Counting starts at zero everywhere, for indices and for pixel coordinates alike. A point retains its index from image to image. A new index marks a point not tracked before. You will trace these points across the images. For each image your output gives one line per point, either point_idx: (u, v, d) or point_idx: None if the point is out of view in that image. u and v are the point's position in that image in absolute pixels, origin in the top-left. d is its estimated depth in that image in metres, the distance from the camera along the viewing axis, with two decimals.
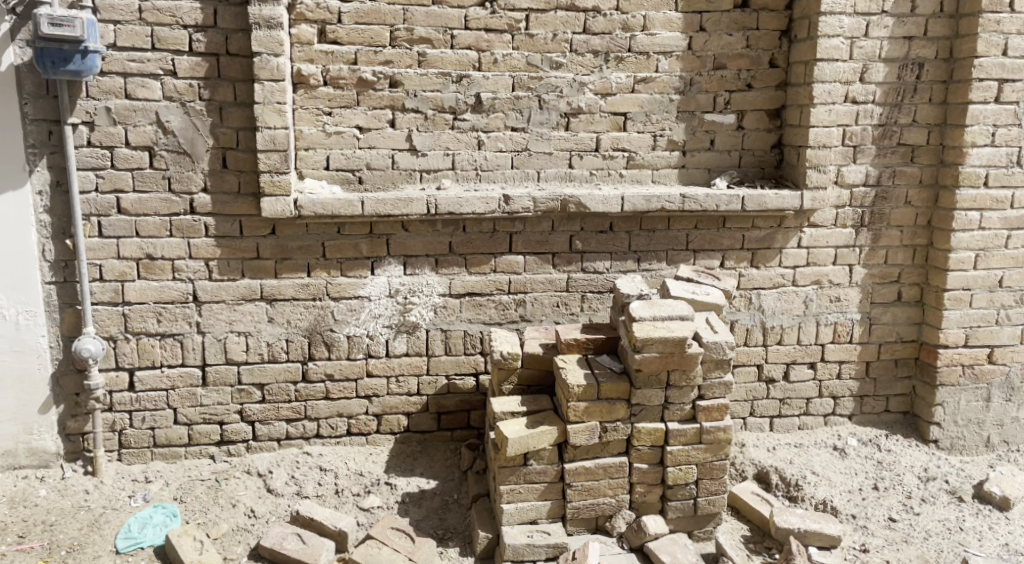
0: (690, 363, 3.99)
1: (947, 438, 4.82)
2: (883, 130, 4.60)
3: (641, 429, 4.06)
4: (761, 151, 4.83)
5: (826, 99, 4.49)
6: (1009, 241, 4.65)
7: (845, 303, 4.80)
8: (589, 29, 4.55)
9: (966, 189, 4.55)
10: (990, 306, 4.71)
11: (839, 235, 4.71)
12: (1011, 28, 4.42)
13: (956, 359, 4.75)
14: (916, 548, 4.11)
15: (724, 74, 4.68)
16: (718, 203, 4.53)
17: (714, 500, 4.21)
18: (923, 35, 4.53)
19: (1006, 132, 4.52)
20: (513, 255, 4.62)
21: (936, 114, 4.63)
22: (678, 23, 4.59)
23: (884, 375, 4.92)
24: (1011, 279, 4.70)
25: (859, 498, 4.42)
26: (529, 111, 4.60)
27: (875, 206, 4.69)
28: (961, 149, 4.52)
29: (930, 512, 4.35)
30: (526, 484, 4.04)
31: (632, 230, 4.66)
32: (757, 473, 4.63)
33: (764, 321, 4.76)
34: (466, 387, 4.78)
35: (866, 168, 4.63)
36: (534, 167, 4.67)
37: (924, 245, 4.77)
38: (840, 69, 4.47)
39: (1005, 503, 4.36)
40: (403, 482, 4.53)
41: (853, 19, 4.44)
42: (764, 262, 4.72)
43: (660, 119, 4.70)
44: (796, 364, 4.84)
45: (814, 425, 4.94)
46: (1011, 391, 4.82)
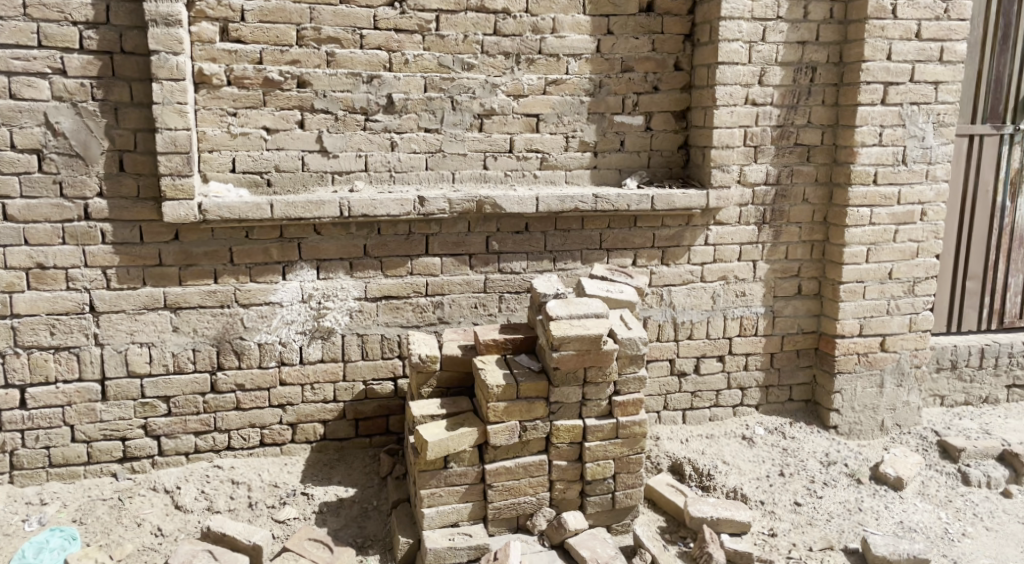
0: (606, 359, 4.05)
1: (845, 424, 5.07)
2: (781, 131, 4.80)
3: (560, 426, 4.11)
4: (669, 152, 4.97)
5: (728, 101, 4.65)
6: (897, 236, 4.91)
7: (750, 298, 4.99)
8: (499, 31, 4.58)
9: (857, 187, 4.79)
10: (881, 297, 4.97)
11: (743, 232, 4.89)
12: (894, 34, 4.67)
13: (852, 348, 4.99)
14: (819, 530, 4.33)
15: (632, 77, 4.79)
16: (630, 202, 4.63)
17: (632, 494, 4.30)
18: (816, 41, 4.76)
19: (892, 132, 4.78)
20: (430, 257, 4.59)
21: (829, 116, 4.86)
22: (586, 25, 4.67)
23: (787, 366, 5.14)
24: (899, 271, 4.96)
25: (767, 485, 4.61)
26: (442, 112, 4.59)
27: (775, 205, 4.89)
28: (851, 149, 4.76)
29: (831, 495, 4.57)
30: (446, 487, 4.04)
31: (547, 231, 4.71)
32: (672, 465, 4.77)
33: (675, 317, 4.90)
34: (384, 393, 4.72)
35: (766, 167, 4.82)
36: (448, 169, 4.66)
37: (820, 241, 5.00)
38: (740, 72, 4.64)
39: (898, 483, 4.62)
40: (320, 491, 4.43)
41: (751, 24, 4.62)
42: (674, 260, 4.85)
43: (571, 121, 4.77)
44: (706, 358, 5.00)
45: (724, 416, 5.11)
46: (902, 376, 5.09)
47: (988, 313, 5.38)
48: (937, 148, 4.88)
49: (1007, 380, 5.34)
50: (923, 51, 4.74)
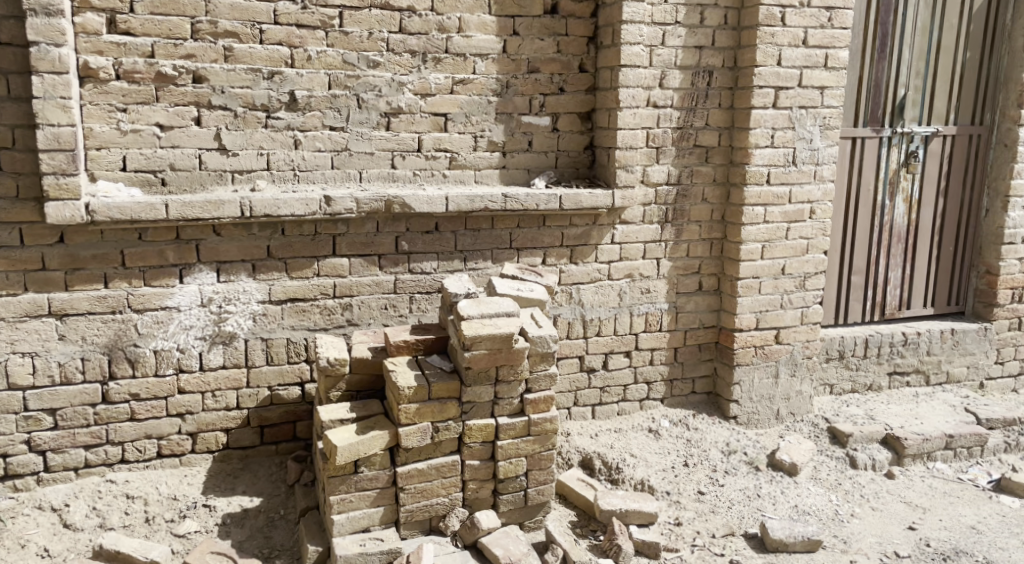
0: (517, 357, 4.07)
1: (745, 414, 5.28)
2: (681, 132, 4.94)
3: (472, 426, 4.11)
4: (575, 152, 5.04)
5: (631, 103, 4.76)
6: (789, 233, 5.13)
7: (655, 294, 5.12)
8: (404, 29, 4.53)
9: (751, 187, 4.96)
10: (775, 292, 5.18)
11: (647, 231, 5.01)
12: (784, 40, 4.86)
13: (749, 341, 5.19)
14: (721, 517, 4.50)
15: (538, 78, 4.84)
16: (538, 202, 4.67)
17: (543, 490, 4.34)
18: (712, 45, 4.91)
19: (783, 134, 4.97)
20: (337, 257, 4.50)
21: (725, 118, 5.02)
22: (492, 26, 4.69)
23: (690, 360, 5.30)
24: (791, 267, 5.18)
25: (672, 476, 4.75)
26: (347, 110, 4.51)
27: (677, 204, 5.03)
28: (746, 150, 4.93)
29: (732, 483, 4.75)
30: (356, 492, 3.97)
31: (457, 230, 4.70)
32: (582, 460, 4.85)
33: (584, 314, 4.98)
34: (291, 398, 4.59)
35: (668, 168, 4.96)
36: (355, 168, 4.58)
37: (719, 238, 5.17)
38: (642, 75, 4.75)
39: (793, 469, 4.85)
40: (223, 502, 4.26)
41: (651, 28, 4.74)
42: (582, 258, 4.93)
43: (478, 120, 4.78)
44: (613, 354, 5.11)
45: (632, 410, 5.24)
46: (796, 366, 5.33)
47: (871, 305, 5.70)
48: (824, 149, 5.11)
49: (889, 368, 5.65)
50: (810, 57, 4.94)
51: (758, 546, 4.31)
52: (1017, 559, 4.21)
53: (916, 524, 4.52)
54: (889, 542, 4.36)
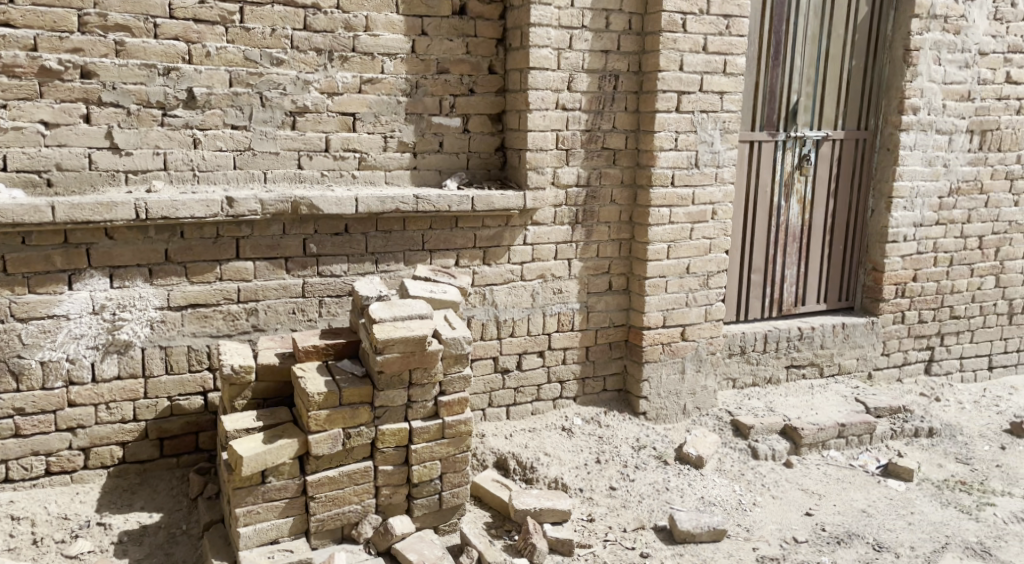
0: (431, 360, 4.03)
1: (653, 410, 5.40)
2: (589, 135, 5.00)
3: (385, 431, 4.05)
4: (486, 154, 5.04)
5: (540, 106, 4.79)
6: (693, 233, 5.27)
7: (566, 294, 5.18)
8: (309, 26, 4.42)
9: (657, 189, 5.08)
10: (680, 290, 5.32)
11: (558, 232, 5.06)
12: (685, 46, 4.97)
13: (657, 339, 5.31)
14: (632, 511, 4.60)
15: (447, 79, 4.82)
16: (450, 203, 4.64)
17: (458, 493, 4.32)
18: (618, 50, 4.98)
19: (686, 138, 5.10)
20: (241, 261, 4.34)
21: (631, 121, 5.11)
22: (399, 25, 4.63)
23: (601, 358, 5.39)
24: (696, 266, 5.33)
25: (585, 473, 4.82)
26: (249, 108, 4.37)
27: (586, 205, 5.10)
28: (652, 153, 5.03)
29: (642, 477, 4.86)
30: (264, 503, 3.85)
31: (367, 232, 4.62)
32: (497, 461, 4.86)
33: (497, 315, 5.00)
34: (193, 408, 4.40)
35: (577, 169, 5.02)
36: (259, 168, 4.44)
37: (627, 239, 5.26)
38: (550, 78, 4.79)
39: (699, 462, 5.00)
40: (119, 520, 4.05)
41: (558, 31, 4.78)
42: (494, 259, 4.94)
43: (388, 120, 4.71)
44: (527, 354, 5.14)
45: (545, 409, 5.28)
46: (701, 362, 5.50)
47: (769, 301, 5.96)
48: (724, 152, 5.26)
49: (786, 361, 5.91)
50: (710, 63, 5.07)
51: (666, 538, 4.42)
52: (903, 539, 4.48)
53: (813, 510, 4.74)
54: (788, 528, 4.56)
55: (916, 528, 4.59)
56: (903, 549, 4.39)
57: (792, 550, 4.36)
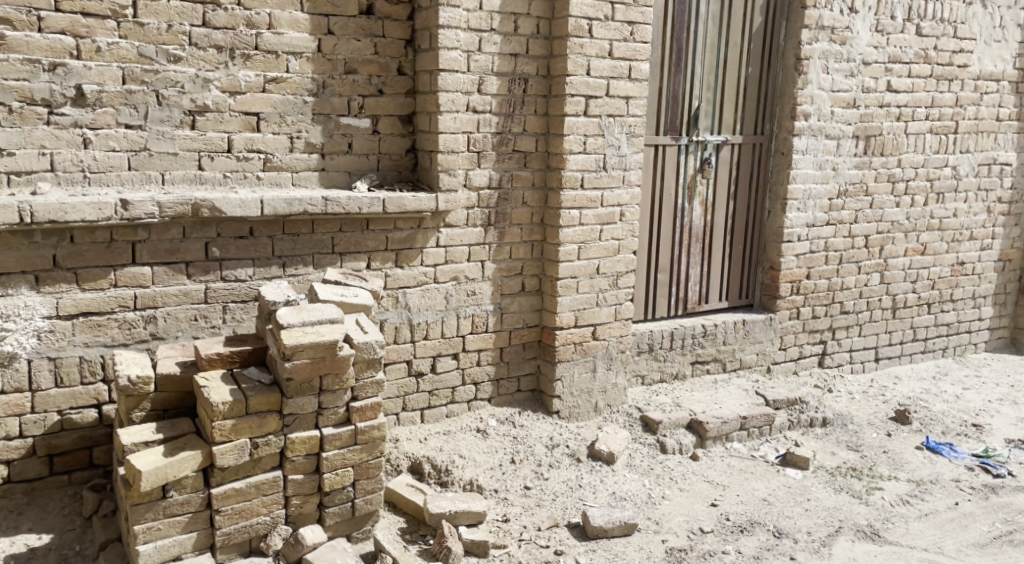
0: (342, 365, 3.96)
1: (566, 408, 5.48)
2: (500, 137, 5.02)
3: (294, 439, 3.94)
4: (397, 155, 4.99)
5: (450, 108, 4.78)
6: (602, 235, 5.36)
7: (480, 296, 5.19)
8: (209, 23, 4.27)
9: (567, 191, 5.15)
10: (591, 290, 5.41)
11: (470, 234, 5.06)
12: (591, 51, 5.06)
13: (569, 339, 5.38)
14: (546, 510, 4.65)
15: (355, 79, 4.75)
16: (360, 206, 4.57)
17: (371, 499, 4.25)
18: (526, 53, 5.02)
19: (594, 141, 5.19)
20: (138, 266, 4.15)
21: (540, 124, 5.16)
22: (304, 24, 4.53)
23: (515, 359, 5.42)
24: (605, 267, 5.42)
25: (499, 473, 4.85)
26: (145, 107, 4.19)
27: (498, 207, 5.12)
28: (561, 156, 5.10)
29: (556, 476, 4.92)
30: (166, 519, 3.69)
31: (274, 235, 4.49)
32: (411, 465, 4.84)
33: (410, 318, 4.96)
34: (86, 422, 4.17)
35: (489, 172, 5.03)
36: (156, 169, 4.27)
37: (539, 240, 5.31)
38: (460, 80, 4.79)
39: (610, 458, 5.10)
40: (5, 543, 3.80)
41: (467, 34, 4.78)
42: (406, 262, 4.90)
43: (294, 121, 4.61)
44: (440, 356, 5.13)
45: (459, 411, 5.28)
46: (611, 361, 5.60)
47: (675, 300, 6.14)
48: (630, 156, 5.38)
49: (691, 358, 6.10)
50: (615, 69, 5.17)
51: (580, 535, 4.49)
52: (801, 525, 4.70)
53: (718, 501, 4.92)
54: (695, 519, 4.72)
55: (812, 514, 4.83)
56: (801, 535, 4.61)
57: (699, 540, 4.51)
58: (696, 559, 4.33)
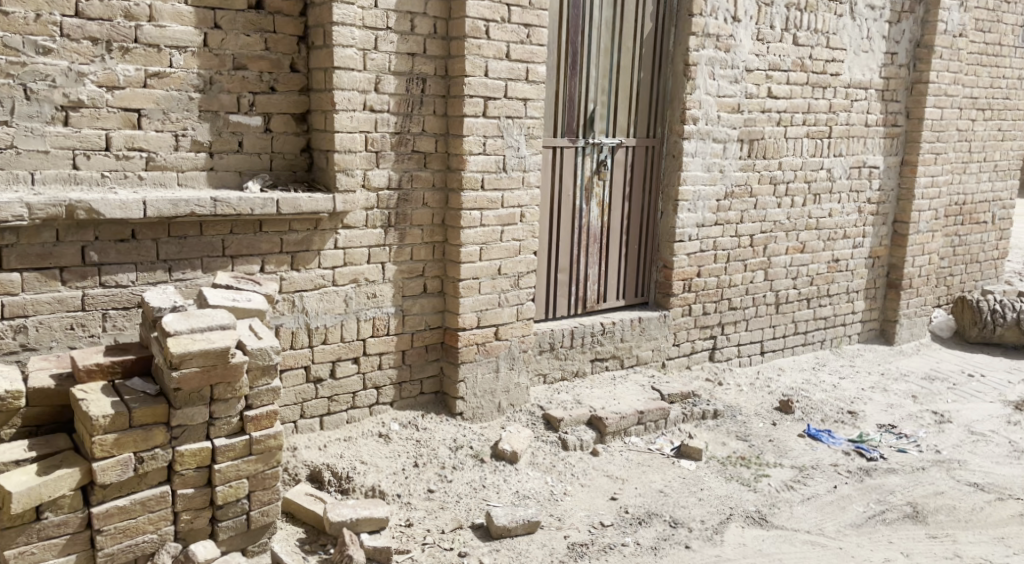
0: (235, 373, 3.79)
1: (470, 409, 5.47)
2: (399, 137, 4.97)
3: (183, 452, 3.75)
4: (291, 155, 4.85)
5: (347, 106, 4.69)
6: (503, 235, 5.38)
7: (380, 299, 5.11)
8: (82, 13, 4.04)
9: (468, 192, 5.14)
10: (493, 291, 5.41)
11: (370, 235, 4.97)
12: (489, 53, 5.07)
13: (472, 339, 5.38)
14: (450, 512, 4.63)
15: (245, 75, 4.58)
16: (252, 206, 4.41)
17: (267, 511, 4.08)
18: (424, 53, 4.98)
19: (494, 142, 5.20)
20: (5, 272, 3.89)
21: (439, 125, 5.13)
22: (188, 16, 4.33)
23: (417, 361, 5.37)
24: (507, 267, 5.44)
25: (402, 478, 4.80)
26: (11, 101, 3.95)
27: (398, 207, 5.06)
28: (461, 157, 5.09)
29: (459, 477, 4.91)
30: (40, 542, 3.46)
31: (159, 238, 4.28)
32: (310, 474, 4.74)
33: (307, 322, 4.84)
34: None
35: (388, 172, 4.96)
36: (25, 169, 4.02)
37: (441, 242, 5.28)
38: (356, 78, 4.70)
39: (514, 457, 5.12)
40: None
41: (362, 32, 4.70)
42: (302, 265, 4.77)
43: (179, 118, 4.40)
44: (340, 361, 5.02)
45: (361, 417, 5.19)
46: (513, 360, 5.63)
47: (574, 299, 6.26)
48: (529, 157, 5.41)
49: (591, 355, 6.23)
50: (512, 71, 5.20)
51: (483, 535, 4.49)
52: (695, 514, 4.88)
53: (617, 494, 5.03)
54: (596, 514, 4.81)
55: (705, 503, 5.02)
56: (695, 524, 4.78)
57: (600, 534, 4.60)
58: (597, 553, 4.41)
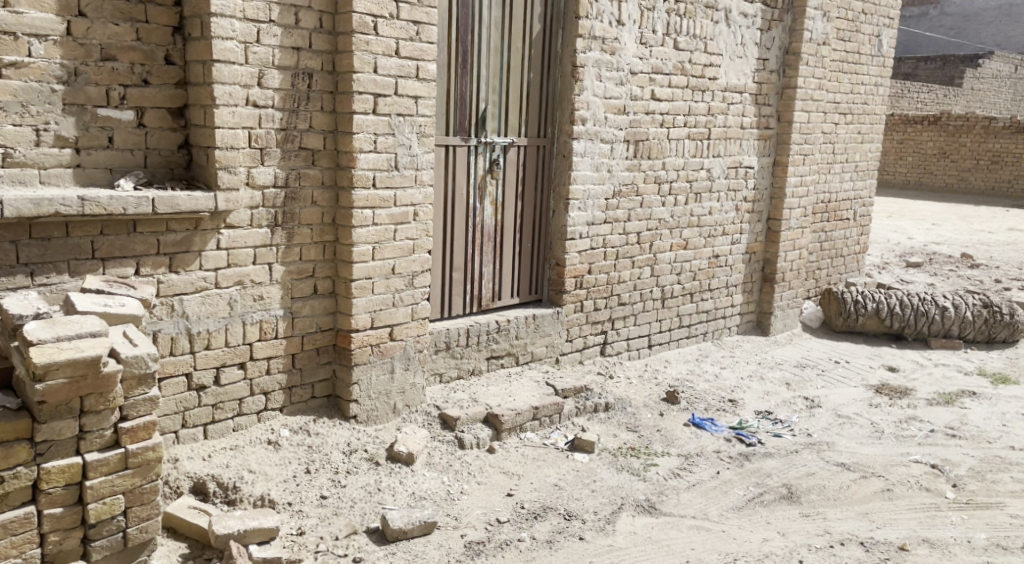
0: (108, 383, 3.57)
1: (364, 412, 5.37)
2: (285, 134, 4.81)
3: (50, 469, 3.50)
4: (167, 151, 4.61)
5: (228, 101, 4.50)
6: (397, 234, 5.31)
7: (268, 301, 4.94)
8: None
9: (359, 190, 5.04)
10: (387, 291, 5.33)
11: (255, 235, 4.79)
12: (377, 49, 4.99)
13: (365, 340, 5.28)
14: (344, 518, 4.52)
15: (115, 67, 4.32)
16: (125, 206, 4.16)
17: (147, 527, 3.84)
18: (309, 47, 4.84)
19: (385, 140, 5.12)
20: None
21: (327, 121, 5.00)
22: (49, 3, 4.04)
23: (308, 364, 5.22)
24: (401, 266, 5.37)
25: (293, 485, 4.66)
26: None
27: (285, 206, 4.90)
28: (351, 154, 4.98)
29: (354, 482, 4.81)
30: None
31: (19, 240, 3.99)
32: (194, 486, 4.53)
33: (188, 327, 4.61)
34: None
35: (273, 170, 4.80)
36: None
37: (331, 241, 5.15)
38: (237, 72, 4.51)
39: (410, 458, 5.07)
40: None
41: (243, 24, 4.51)
42: (182, 267, 4.54)
43: (40, 111, 4.11)
44: (225, 367, 4.82)
45: (248, 424, 5.00)
46: (409, 361, 5.56)
47: (469, 298, 6.27)
48: (422, 156, 5.36)
49: (486, 353, 6.25)
50: (402, 68, 5.13)
51: (379, 539, 4.42)
52: (588, 506, 4.99)
53: (513, 490, 5.07)
54: (492, 511, 4.83)
55: (598, 494, 5.14)
56: (588, 515, 4.89)
57: (496, 531, 4.62)
58: (494, 550, 4.43)
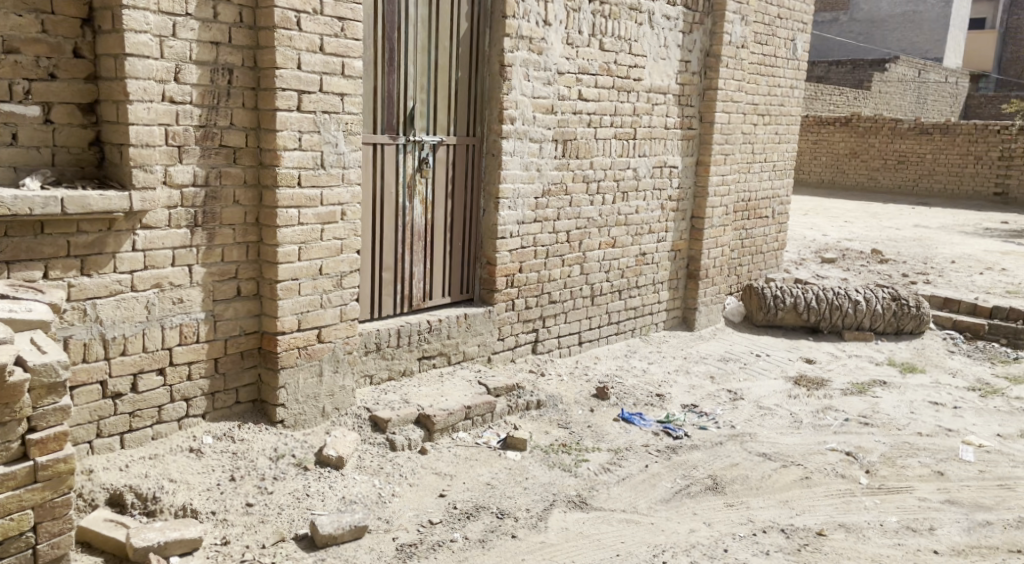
0: (14, 393, 3.38)
1: (291, 416, 5.24)
2: (204, 131, 4.65)
3: None
4: (77, 149, 4.40)
5: (142, 97, 4.33)
6: (324, 234, 5.20)
7: (188, 304, 4.77)
8: None
9: (283, 189, 4.91)
10: (315, 292, 5.22)
11: (174, 236, 4.62)
12: (301, 45, 4.87)
13: (292, 343, 5.15)
14: (270, 525, 4.41)
15: (18, 60, 4.09)
16: (32, 206, 3.95)
17: (59, 543, 3.66)
18: (229, 42, 4.68)
19: (310, 138, 5.01)
20: None
21: (249, 119, 4.86)
22: None
23: (232, 369, 5.06)
24: (328, 267, 5.26)
25: (217, 493, 4.51)
26: None
27: (206, 206, 4.73)
28: (275, 152, 4.86)
29: (281, 488, 4.69)
30: None
31: None
32: (110, 498, 4.35)
33: (103, 333, 4.42)
34: None
35: (192, 168, 4.63)
36: None
37: (255, 241, 5.00)
38: (152, 67, 4.34)
39: (339, 462, 4.98)
40: None
41: (157, 17, 4.34)
42: (95, 269, 4.34)
43: None
44: (143, 373, 4.63)
45: (168, 432, 4.82)
46: (337, 363, 5.46)
47: (399, 298, 6.20)
48: (348, 154, 5.26)
49: (418, 353, 6.19)
50: (327, 64, 5.03)
51: (307, 546, 4.32)
52: (520, 503, 5.00)
53: (445, 491, 5.04)
54: (424, 513, 4.78)
55: (530, 491, 5.16)
56: (520, 513, 4.90)
57: (428, 532, 4.58)
58: (426, 552, 4.39)
